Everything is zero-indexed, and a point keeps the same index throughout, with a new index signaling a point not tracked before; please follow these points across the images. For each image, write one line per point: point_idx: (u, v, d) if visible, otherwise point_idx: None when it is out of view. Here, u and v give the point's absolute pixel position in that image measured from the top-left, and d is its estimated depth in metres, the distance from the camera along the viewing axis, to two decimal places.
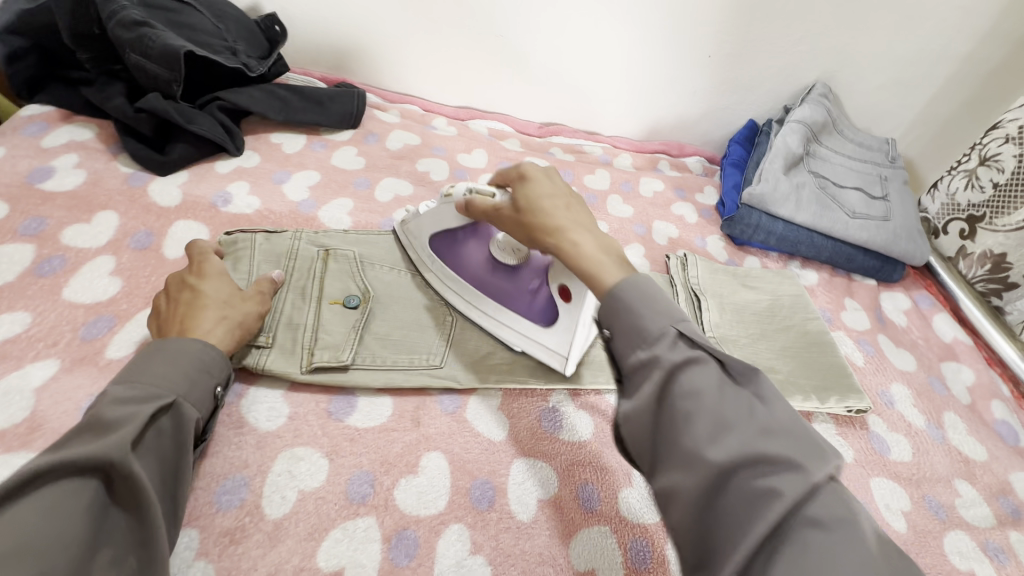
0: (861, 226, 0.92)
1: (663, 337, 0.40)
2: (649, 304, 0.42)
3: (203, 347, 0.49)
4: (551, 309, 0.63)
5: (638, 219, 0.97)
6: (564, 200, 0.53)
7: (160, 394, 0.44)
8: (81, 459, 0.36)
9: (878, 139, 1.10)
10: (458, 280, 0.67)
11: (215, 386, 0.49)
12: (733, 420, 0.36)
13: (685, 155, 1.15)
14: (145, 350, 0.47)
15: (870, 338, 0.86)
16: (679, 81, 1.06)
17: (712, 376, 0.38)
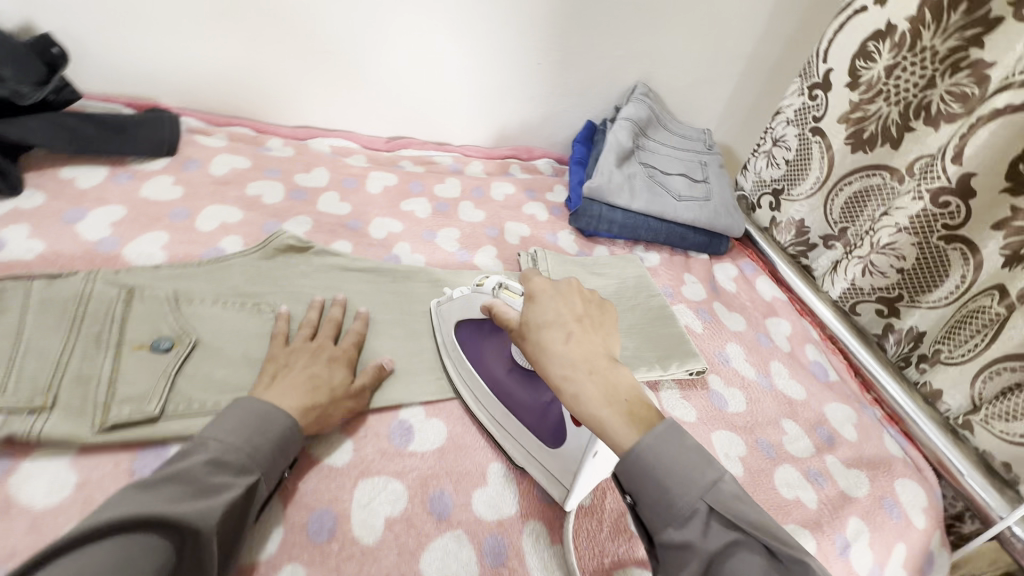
0: (687, 208, 1.02)
1: (694, 520, 0.42)
2: (663, 489, 0.43)
3: (287, 422, 0.52)
4: (560, 430, 0.57)
5: (490, 222, 0.99)
6: (569, 333, 0.52)
7: (247, 470, 0.47)
8: (178, 519, 0.39)
9: (696, 130, 1.23)
10: (475, 379, 0.63)
11: (286, 469, 0.51)
12: (682, 500, 0.43)
13: (535, 158, 1.21)
14: (237, 412, 0.50)
15: (706, 306, 0.96)
16: (516, 88, 1.11)
17: (675, 463, 0.44)
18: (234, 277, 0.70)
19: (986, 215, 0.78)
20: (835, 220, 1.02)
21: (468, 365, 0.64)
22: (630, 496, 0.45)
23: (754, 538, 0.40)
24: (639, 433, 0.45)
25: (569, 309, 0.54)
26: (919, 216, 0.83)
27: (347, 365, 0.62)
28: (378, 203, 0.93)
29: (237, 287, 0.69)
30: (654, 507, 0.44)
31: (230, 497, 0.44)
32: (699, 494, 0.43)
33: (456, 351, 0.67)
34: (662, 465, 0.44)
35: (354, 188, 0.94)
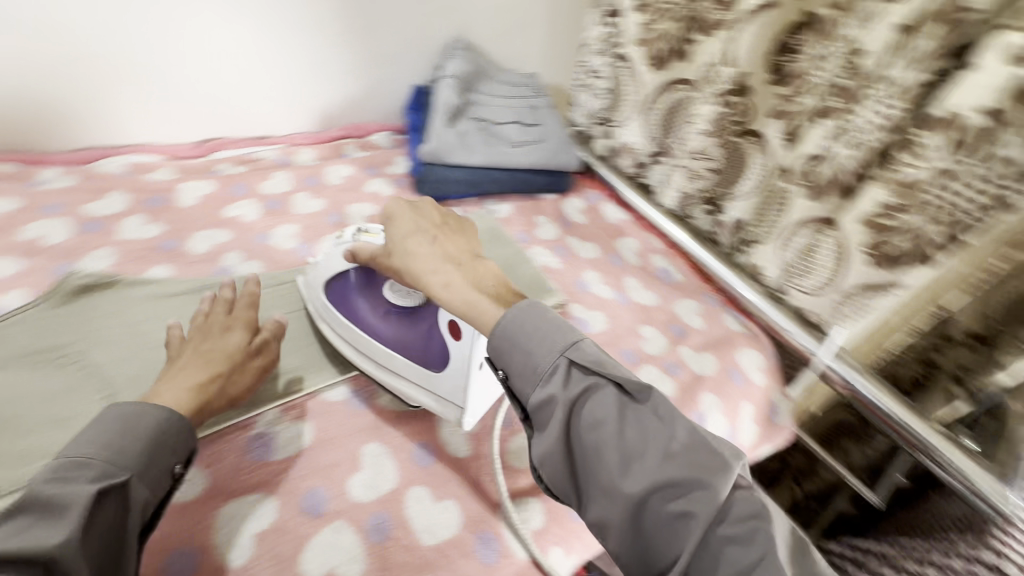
0: (524, 152, 1.05)
1: (557, 373, 0.51)
2: (523, 349, 0.53)
3: (165, 416, 0.48)
4: (444, 351, 0.62)
5: (331, 209, 0.94)
6: (426, 234, 0.62)
7: (110, 476, 0.43)
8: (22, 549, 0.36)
9: (523, 76, 1.25)
10: (348, 330, 0.67)
11: (176, 465, 0.48)
12: (540, 351, 0.52)
13: (369, 134, 1.16)
14: (98, 421, 0.46)
15: (562, 243, 1.01)
16: (326, 63, 1.05)
17: (554, 340, 0.52)
18: (21, 337, 0.61)
19: (762, 106, 0.88)
20: (656, 136, 1.09)
21: (340, 320, 0.67)
22: (503, 370, 0.54)
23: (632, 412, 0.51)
24: (516, 303, 0.55)
25: (426, 221, 0.64)
26: (715, 117, 0.94)
27: (244, 328, 0.61)
28: (196, 217, 0.84)
29: (28, 347, 0.60)
30: (522, 372, 0.52)
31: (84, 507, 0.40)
32: (559, 352, 0.52)
33: (330, 313, 0.69)
34: (532, 332, 0.53)
35: (163, 206, 0.84)
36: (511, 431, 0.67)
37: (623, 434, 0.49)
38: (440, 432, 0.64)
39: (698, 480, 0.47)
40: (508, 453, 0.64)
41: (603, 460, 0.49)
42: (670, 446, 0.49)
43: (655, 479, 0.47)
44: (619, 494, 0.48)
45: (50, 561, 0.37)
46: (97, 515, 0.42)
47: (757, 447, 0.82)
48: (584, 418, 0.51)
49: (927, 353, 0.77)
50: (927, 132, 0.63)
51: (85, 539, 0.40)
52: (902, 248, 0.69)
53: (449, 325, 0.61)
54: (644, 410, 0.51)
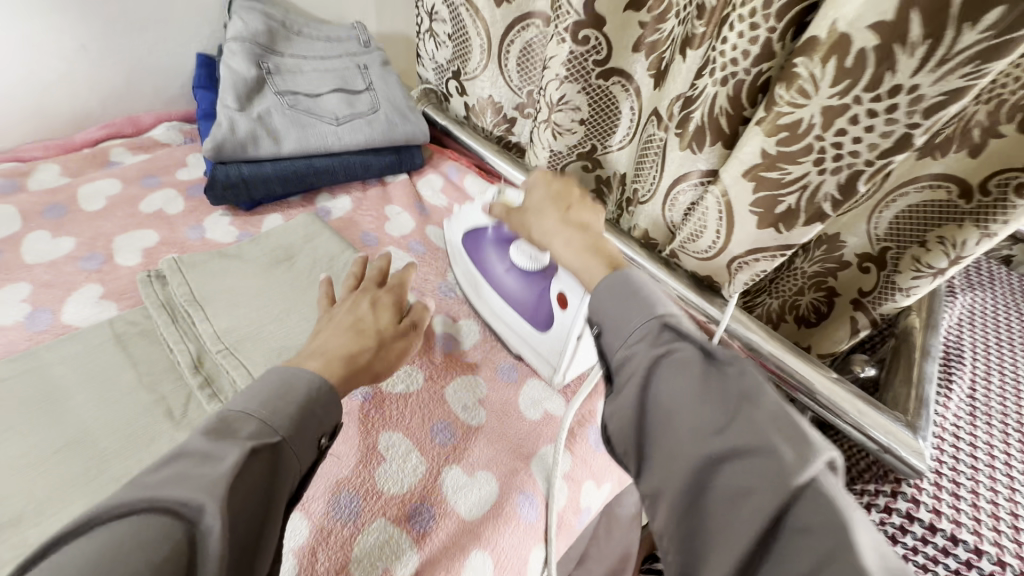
0: (353, 129, 0.83)
1: (646, 332, 0.44)
2: (626, 300, 0.47)
3: (309, 380, 0.45)
4: (547, 316, 0.65)
5: (87, 248, 0.69)
6: (580, 183, 0.61)
7: (266, 434, 0.39)
8: (161, 504, 0.32)
9: (345, 27, 1.00)
10: (477, 279, 0.73)
11: (320, 439, 0.44)
12: (632, 320, 0.45)
13: (148, 130, 0.89)
14: (268, 379, 0.44)
15: (419, 237, 0.83)
16: (41, 39, 0.75)
17: (649, 302, 0.46)
18: None
19: (622, 40, 0.73)
20: (516, 86, 0.92)
21: (470, 268, 0.74)
22: (597, 328, 0.48)
23: (713, 378, 0.40)
24: (608, 273, 0.50)
25: (571, 187, 0.62)
26: (573, 59, 0.75)
27: (390, 309, 0.60)
28: None
29: None
30: (614, 330, 0.46)
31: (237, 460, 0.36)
32: (651, 312, 0.44)
33: (461, 261, 0.76)
34: (614, 300, 0.47)
35: None
36: (358, 526, 0.49)
37: (702, 397, 0.39)
38: None
39: (768, 452, 0.35)
40: (353, 560, 0.47)
41: (674, 425, 0.39)
42: (765, 415, 0.36)
43: (730, 447, 0.36)
44: (684, 460, 0.37)
45: (199, 515, 0.32)
46: (256, 470, 0.37)
47: None
48: (659, 378, 0.41)
49: (820, 277, 0.72)
50: (804, 58, 0.48)
51: (238, 498, 0.34)
52: (793, 208, 0.57)
53: (557, 296, 0.63)
54: (731, 377, 0.39)
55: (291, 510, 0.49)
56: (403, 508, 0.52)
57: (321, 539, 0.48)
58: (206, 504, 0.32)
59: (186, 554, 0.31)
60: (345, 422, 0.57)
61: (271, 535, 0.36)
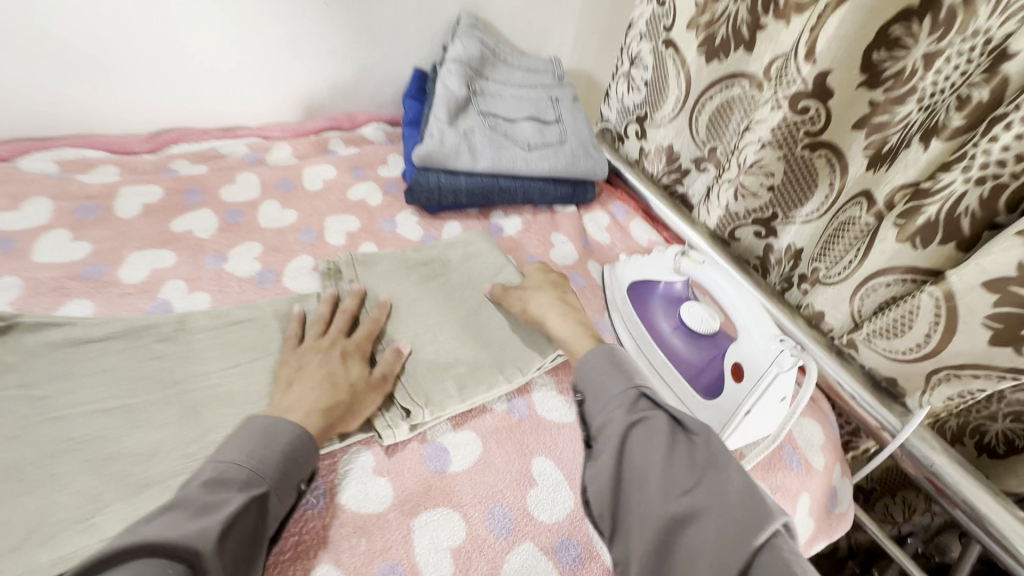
0: (540, 157, 0.87)
1: (625, 398, 0.49)
2: (614, 368, 0.53)
3: (299, 433, 0.48)
4: (719, 384, 0.64)
5: (305, 222, 0.78)
6: (547, 288, 0.69)
7: (256, 484, 0.44)
8: (165, 545, 0.36)
9: (543, 60, 1.06)
10: (638, 330, 0.72)
11: (303, 480, 0.48)
12: (615, 384, 0.51)
13: (360, 126, 0.99)
14: (251, 430, 0.47)
15: (580, 269, 0.84)
16: (305, 41, 0.88)
17: (634, 372, 0.52)
18: None
19: (845, 115, 0.70)
20: (702, 140, 0.91)
21: (633, 316, 0.74)
22: (581, 393, 0.53)
23: (684, 447, 0.45)
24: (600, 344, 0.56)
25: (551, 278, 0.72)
26: (782, 127, 0.74)
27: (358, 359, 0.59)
28: (137, 232, 0.69)
29: None
30: (598, 394, 0.51)
31: (232, 509, 0.40)
32: (631, 383, 0.51)
33: (626, 307, 0.75)
34: (600, 374, 0.52)
35: (96, 217, 0.69)
36: (513, 542, 0.51)
37: (673, 460, 0.44)
38: (412, 546, 0.49)
39: (729, 514, 0.40)
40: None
41: (648, 486, 0.43)
42: (729, 482, 0.42)
43: (696, 505, 0.41)
44: (656, 516, 0.42)
45: (195, 553, 0.37)
46: (241, 520, 0.41)
47: (812, 543, 0.67)
48: (634, 442, 0.46)
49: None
50: None
51: (226, 543, 0.39)
52: None
53: (731, 366, 0.62)
54: (699, 447, 0.45)
55: (451, 509, 0.52)
56: (550, 538, 0.52)
57: (478, 545, 0.50)
58: (201, 548, 0.37)
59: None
60: (502, 435, 0.59)
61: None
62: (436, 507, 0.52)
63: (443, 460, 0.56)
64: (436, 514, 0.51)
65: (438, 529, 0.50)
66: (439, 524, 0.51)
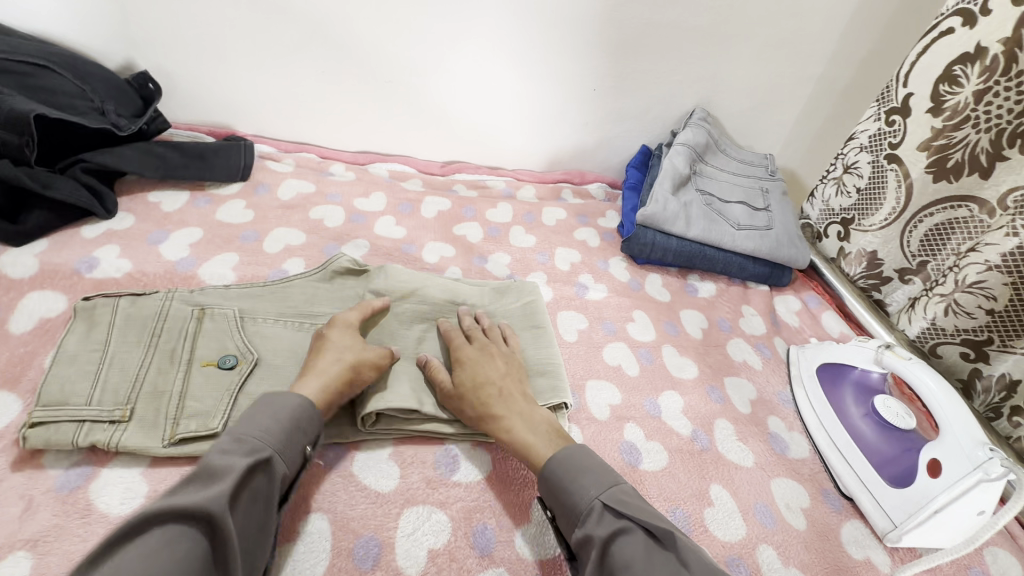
0: (746, 237, 0.98)
1: (590, 513, 0.49)
2: (570, 478, 0.52)
3: (301, 403, 0.53)
4: (909, 475, 0.66)
5: (542, 247, 0.98)
6: (500, 382, 0.61)
7: (258, 451, 0.47)
8: (178, 511, 0.38)
9: (758, 155, 1.18)
10: (822, 408, 0.77)
11: (307, 446, 0.52)
12: (582, 495, 0.50)
13: (587, 183, 1.19)
14: (261, 405, 0.51)
15: (767, 342, 0.91)
16: (570, 115, 1.11)
17: (593, 488, 0.50)
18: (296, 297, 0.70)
19: None
20: (913, 253, 0.93)
21: (818, 395, 0.79)
22: (550, 509, 0.53)
23: (668, 561, 0.44)
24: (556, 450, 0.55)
25: (494, 370, 0.62)
26: (1014, 254, 0.76)
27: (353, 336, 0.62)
28: (432, 228, 0.95)
29: (298, 307, 0.69)
30: (564, 511, 0.51)
31: (233, 478, 0.43)
32: (594, 492, 0.50)
33: (812, 386, 0.80)
34: (561, 484, 0.52)
35: (410, 212, 0.96)
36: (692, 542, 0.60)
37: (649, 571, 0.43)
38: None
39: None
40: None
41: None
42: None
43: None
44: None
45: (210, 515, 0.39)
46: (251, 483, 0.45)
47: None
48: (613, 559, 0.45)
49: None
50: None
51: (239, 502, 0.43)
52: None
53: (925, 462, 0.65)
54: (673, 561, 0.44)
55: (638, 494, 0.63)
56: (722, 552, 0.60)
57: None
58: (214, 510, 0.39)
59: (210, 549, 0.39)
60: (685, 455, 0.69)
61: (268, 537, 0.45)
62: None
63: (637, 456, 0.67)
64: None
65: None
66: None
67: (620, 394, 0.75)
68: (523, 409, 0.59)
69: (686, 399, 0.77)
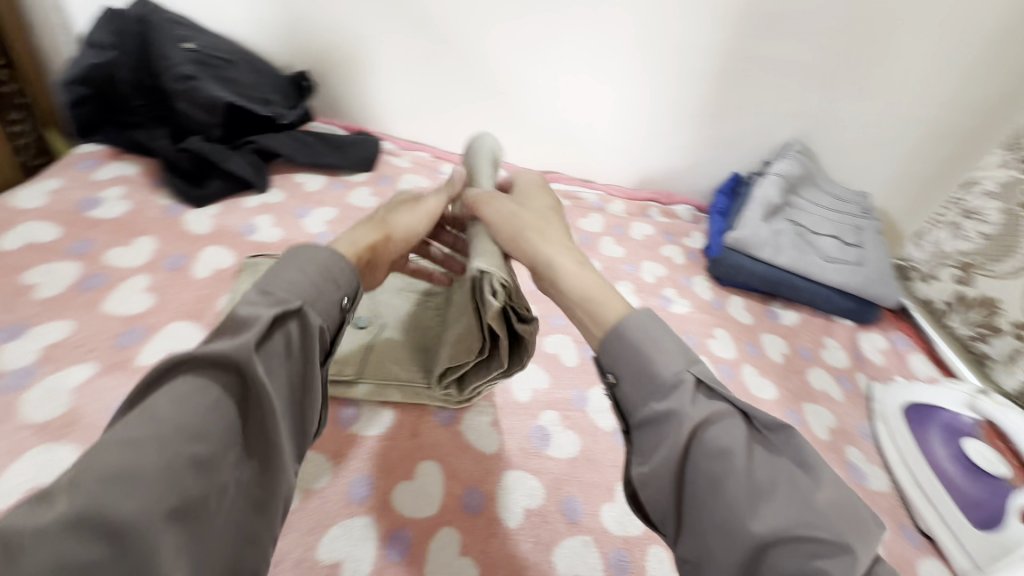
0: (835, 270, 1.00)
1: (681, 389, 0.42)
2: (657, 346, 0.44)
3: (331, 255, 0.47)
4: (1000, 520, 0.66)
5: (630, 259, 1.03)
6: (540, 229, 0.55)
7: (288, 299, 0.42)
8: (209, 359, 0.36)
9: (853, 192, 1.18)
10: (908, 447, 0.77)
11: (341, 296, 0.47)
12: (665, 366, 0.43)
13: (675, 204, 1.22)
14: (295, 254, 0.46)
15: (848, 375, 0.92)
16: (666, 137, 1.16)
17: (683, 367, 0.43)
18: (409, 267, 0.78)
19: None
20: None
21: (904, 433, 0.78)
22: (614, 374, 0.46)
23: (776, 464, 0.39)
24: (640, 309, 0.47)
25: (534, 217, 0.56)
26: None
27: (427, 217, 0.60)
28: None
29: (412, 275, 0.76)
30: (638, 376, 0.44)
31: (263, 328, 0.39)
32: (685, 366, 0.43)
33: (897, 423, 0.80)
34: (642, 353, 0.44)
35: None
36: None
37: (751, 471, 0.39)
38: None
39: (826, 531, 0.36)
40: None
41: (723, 496, 0.38)
42: (808, 493, 0.38)
43: (781, 523, 0.36)
44: (738, 536, 0.37)
45: (236, 364, 0.37)
46: (281, 333, 0.40)
47: None
48: (705, 446, 0.40)
49: None
50: None
51: (272, 353, 0.39)
52: None
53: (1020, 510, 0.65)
54: (778, 461, 0.40)
55: None
56: None
57: None
58: (241, 357, 0.37)
59: (237, 398, 0.37)
60: None
61: (312, 387, 0.42)
62: None
63: None
64: None
65: None
66: None
67: None
68: (567, 251, 0.53)
69: None
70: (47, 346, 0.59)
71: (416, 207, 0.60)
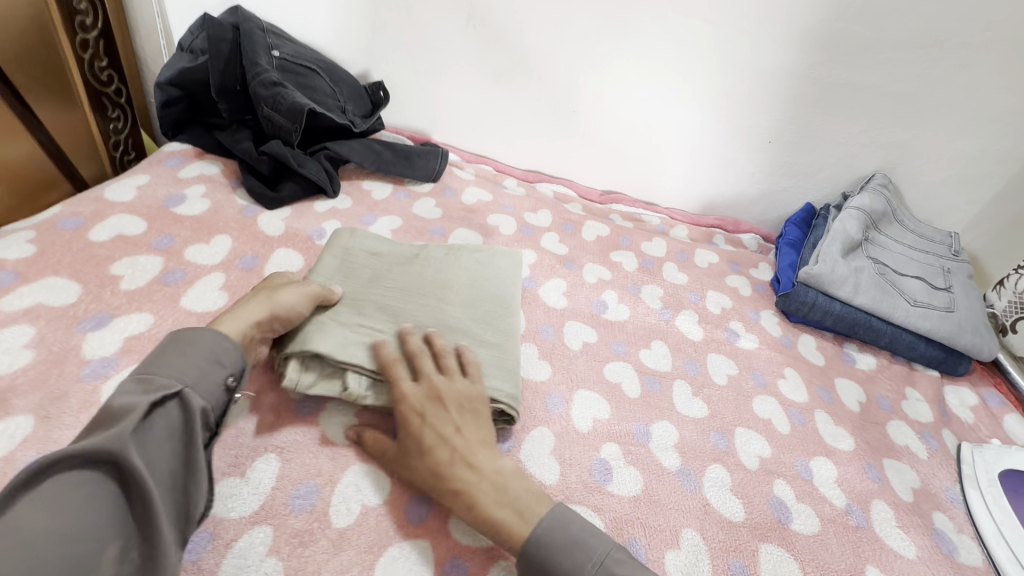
0: (921, 315, 0.92)
1: None
2: (564, 547, 0.49)
3: (212, 336, 0.52)
4: None
5: (693, 287, 0.99)
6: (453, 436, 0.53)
7: (163, 386, 0.46)
8: (83, 453, 0.39)
9: (940, 232, 1.10)
10: (1008, 518, 0.70)
11: (225, 377, 0.51)
12: (579, 570, 0.48)
13: (741, 232, 1.17)
14: (173, 341, 0.50)
15: (934, 432, 0.84)
16: (738, 162, 1.11)
17: (604, 564, 0.49)
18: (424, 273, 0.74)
19: None
20: None
21: (1002, 502, 0.72)
22: None
23: None
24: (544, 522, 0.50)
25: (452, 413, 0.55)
26: None
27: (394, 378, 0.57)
28: (591, 250, 1.00)
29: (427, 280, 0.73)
30: None
31: (139, 415, 0.42)
32: (593, 567, 0.48)
33: (993, 489, 0.73)
34: (547, 560, 0.49)
35: (571, 232, 1.03)
36: None
37: None
38: (758, 560, 0.59)
39: None
40: None
41: None
42: None
43: None
44: None
45: (114, 453, 0.40)
46: (159, 418, 0.44)
47: None
48: None
49: None
50: None
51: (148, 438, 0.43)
52: None
53: None
54: None
55: (786, 549, 0.61)
56: None
57: None
58: (119, 445, 0.40)
59: (117, 488, 0.39)
60: (840, 528, 0.66)
61: (191, 466, 0.45)
62: (776, 545, 0.61)
63: (787, 515, 0.65)
64: (775, 552, 0.61)
65: (777, 565, 0.60)
66: (775, 559, 0.60)
67: (770, 448, 0.73)
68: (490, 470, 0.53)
69: (841, 469, 0.73)
70: (127, 337, 0.60)
71: (303, 287, 0.62)
